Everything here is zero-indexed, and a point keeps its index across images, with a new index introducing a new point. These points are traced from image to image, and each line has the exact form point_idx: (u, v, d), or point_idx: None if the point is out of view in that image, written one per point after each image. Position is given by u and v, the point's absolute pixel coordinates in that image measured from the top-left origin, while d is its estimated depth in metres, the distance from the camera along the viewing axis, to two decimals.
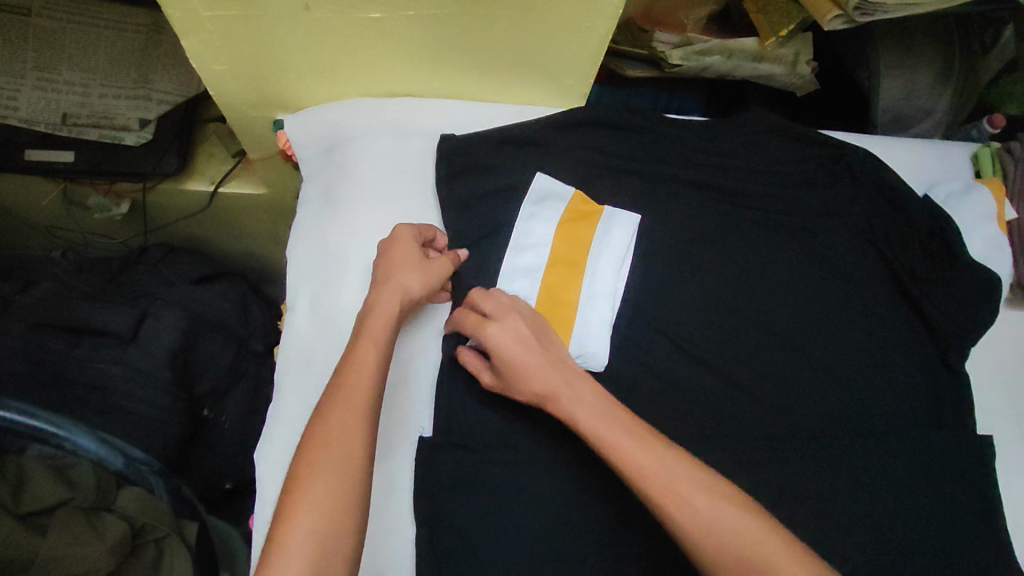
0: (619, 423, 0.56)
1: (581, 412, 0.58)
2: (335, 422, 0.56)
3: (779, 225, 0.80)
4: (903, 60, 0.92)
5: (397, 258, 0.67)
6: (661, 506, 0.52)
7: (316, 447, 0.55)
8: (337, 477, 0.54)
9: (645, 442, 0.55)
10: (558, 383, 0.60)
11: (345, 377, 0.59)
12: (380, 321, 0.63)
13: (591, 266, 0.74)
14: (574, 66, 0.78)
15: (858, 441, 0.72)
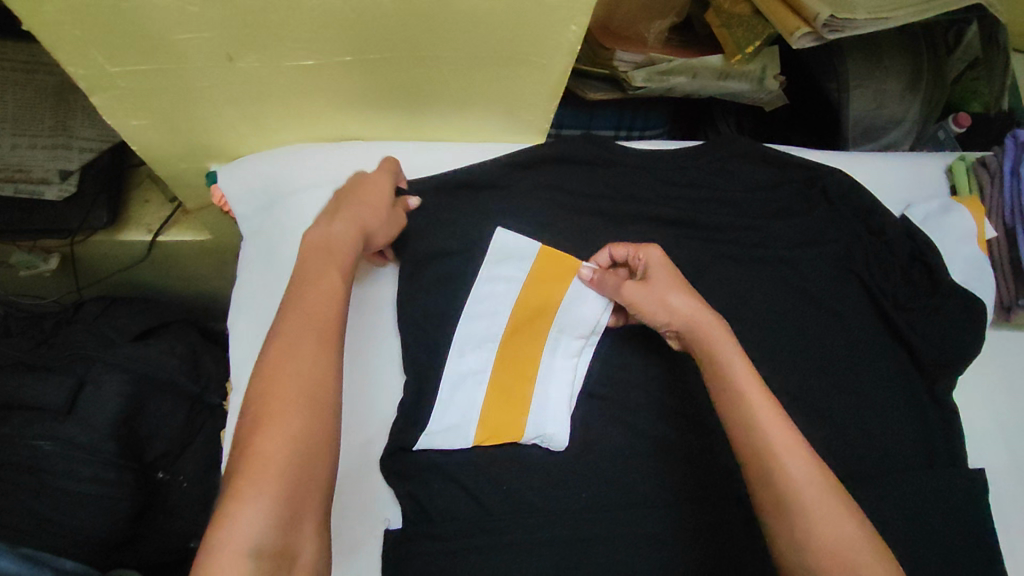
0: (761, 386, 0.56)
1: (720, 344, 0.58)
2: (296, 342, 0.51)
3: (756, 259, 0.76)
4: (871, 72, 0.88)
5: (363, 191, 0.64)
6: (781, 454, 0.52)
7: (274, 368, 0.49)
8: (305, 399, 0.49)
9: (779, 413, 0.55)
10: (703, 317, 0.60)
11: (303, 297, 0.54)
12: (342, 249, 0.59)
13: (555, 332, 0.69)
14: (531, 103, 0.72)
15: (856, 485, 0.68)
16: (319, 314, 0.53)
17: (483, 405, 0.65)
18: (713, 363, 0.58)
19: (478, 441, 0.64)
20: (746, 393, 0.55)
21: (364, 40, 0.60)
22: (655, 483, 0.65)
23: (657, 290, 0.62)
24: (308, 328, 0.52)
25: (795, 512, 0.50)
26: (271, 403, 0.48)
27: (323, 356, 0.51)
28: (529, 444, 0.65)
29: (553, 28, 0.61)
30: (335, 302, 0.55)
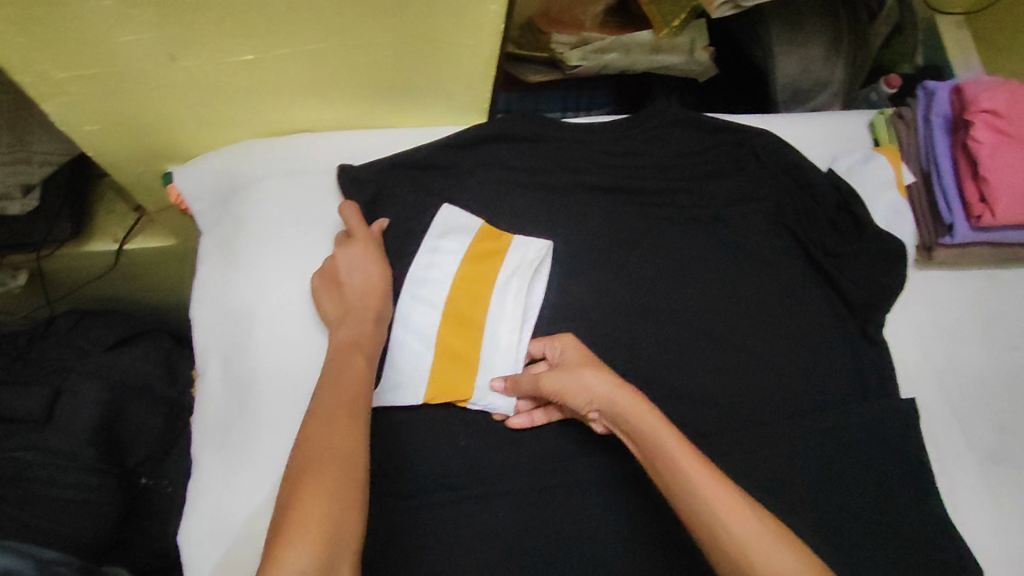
0: (692, 450, 0.55)
1: (653, 420, 0.57)
2: (319, 430, 0.53)
3: (692, 217, 0.80)
4: (794, 37, 0.93)
5: (352, 261, 0.68)
6: (720, 515, 0.51)
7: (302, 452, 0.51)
8: (340, 473, 0.49)
9: (708, 469, 0.54)
10: (629, 395, 0.60)
11: (327, 394, 0.56)
12: (356, 337, 0.63)
13: (497, 302, 0.72)
14: (466, 84, 0.75)
15: (793, 423, 0.73)
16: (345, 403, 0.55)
17: (431, 371, 0.69)
18: (650, 440, 0.56)
19: (428, 399, 0.69)
20: (673, 452, 0.55)
21: (299, 33, 0.64)
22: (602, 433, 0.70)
23: (575, 374, 0.62)
24: (329, 417, 0.54)
25: (749, 567, 0.49)
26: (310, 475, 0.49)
27: (354, 438, 0.53)
28: (476, 408, 0.69)
29: (476, 10, 0.65)
30: (359, 394, 0.57)
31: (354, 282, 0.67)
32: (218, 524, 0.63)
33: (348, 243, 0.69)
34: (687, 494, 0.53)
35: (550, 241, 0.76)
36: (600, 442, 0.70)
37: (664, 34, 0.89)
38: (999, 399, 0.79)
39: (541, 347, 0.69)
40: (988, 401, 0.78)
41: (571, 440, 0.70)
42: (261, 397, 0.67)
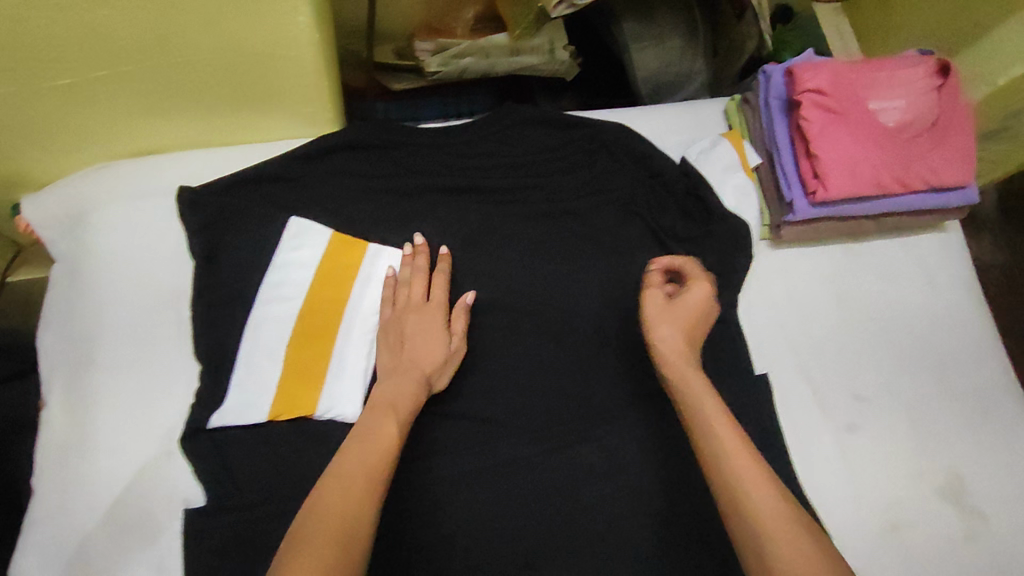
0: (733, 425, 0.56)
1: (700, 387, 0.59)
2: (357, 482, 0.52)
3: (545, 213, 0.81)
4: (649, 33, 0.95)
5: (421, 330, 0.69)
6: (750, 492, 0.51)
7: (340, 501, 0.50)
8: (338, 541, 0.47)
9: (749, 450, 0.53)
10: (688, 360, 0.61)
11: (360, 446, 0.55)
12: (403, 397, 0.63)
13: (348, 312, 0.74)
14: (304, 94, 0.75)
15: (643, 409, 0.75)
16: (370, 466, 0.53)
17: (278, 383, 0.70)
18: (695, 407, 0.58)
19: (272, 416, 0.68)
20: (709, 422, 0.56)
21: (109, 57, 0.63)
22: (451, 434, 0.72)
23: (672, 313, 0.64)
24: (364, 475, 0.53)
25: (762, 530, 0.49)
26: (315, 533, 0.47)
27: (368, 504, 0.51)
28: (323, 419, 0.70)
29: (287, 37, 0.66)
30: (384, 452, 0.55)
31: (409, 353, 0.67)
32: (53, 553, 0.63)
33: (421, 312, 0.71)
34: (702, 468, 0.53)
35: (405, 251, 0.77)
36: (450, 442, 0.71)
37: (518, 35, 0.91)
38: (851, 368, 0.83)
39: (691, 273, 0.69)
40: (838, 373, 0.83)
41: (420, 442, 0.71)
42: (97, 424, 0.67)
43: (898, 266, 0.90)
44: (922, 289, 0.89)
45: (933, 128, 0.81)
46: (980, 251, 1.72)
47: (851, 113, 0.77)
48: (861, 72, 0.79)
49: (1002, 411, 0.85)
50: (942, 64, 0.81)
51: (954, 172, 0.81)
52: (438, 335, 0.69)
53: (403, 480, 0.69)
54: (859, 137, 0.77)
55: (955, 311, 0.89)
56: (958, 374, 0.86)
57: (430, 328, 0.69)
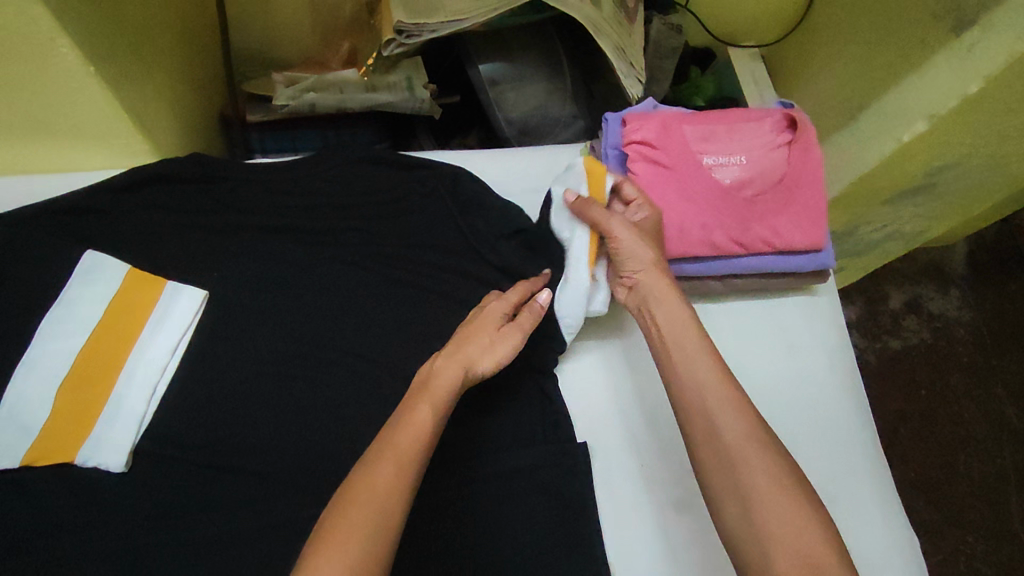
0: (766, 437, 0.58)
1: (718, 399, 0.60)
2: (383, 472, 0.53)
3: (370, 257, 0.78)
4: (508, 75, 0.93)
5: (476, 324, 0.66)
6: (773, 519, 0.54)
7: (376, 490, 0.52)
8: (375, 526, 0.50)
9: (786, 472, 0.56)
10: (709, 358, 0.63)
11: (395, 435, 0.56)
12: (440, 383, 0.61)
13: (136, 354, 0.69)
14: (109, 126, 0.72)
15: (449, 470, 0.70)
16: (405, 451, 0.55)
17: (42, 427, 0.65)
18: (728, 416, 0.59)
19: (27, 461, 0.64)
20: (716, 416, 0.59)
21: None
22: (226, 491, 0.66)
23: (664, 303, 0.67)
24: (394, 462, 0.54)
25: (764, 534, 0.54)
26: (352, 510, 0.50)
27: (396, 495, 0.52)
28: (85, 467, 0.65)
29: (62, 72, 0.63)
30: (421, 442, 0.56)
31: (468, 340, 0.64)
32: None
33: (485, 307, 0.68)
34: (776, 447, 0.58)
35: (208, 292, 0.73)
36: (224, 495, 0.66)
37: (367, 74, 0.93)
38: None
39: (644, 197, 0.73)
40: (673, 444, 0.77)
41: (191, 495, 0.65)
42: None
43: (754, 330, 0.84)
44: (782, 357, 0.83)
45: (778, 186, 0.76)
46: (944, 306, 1.62)
47: (682, 166, 0.73)
48: (694, 127, 0.77)
49: (858, 498, 0.77)
50: (790, 118, 0.78)
51: (800, 235, 0.76)
52: (499, 342, 0.65)
53: (159, 536, 0.63)
54: (685, 192, 0.73)
55: (818, 383, 0.83)
56: (811, 453, 0.79)
57: (488, 324, 0.66)
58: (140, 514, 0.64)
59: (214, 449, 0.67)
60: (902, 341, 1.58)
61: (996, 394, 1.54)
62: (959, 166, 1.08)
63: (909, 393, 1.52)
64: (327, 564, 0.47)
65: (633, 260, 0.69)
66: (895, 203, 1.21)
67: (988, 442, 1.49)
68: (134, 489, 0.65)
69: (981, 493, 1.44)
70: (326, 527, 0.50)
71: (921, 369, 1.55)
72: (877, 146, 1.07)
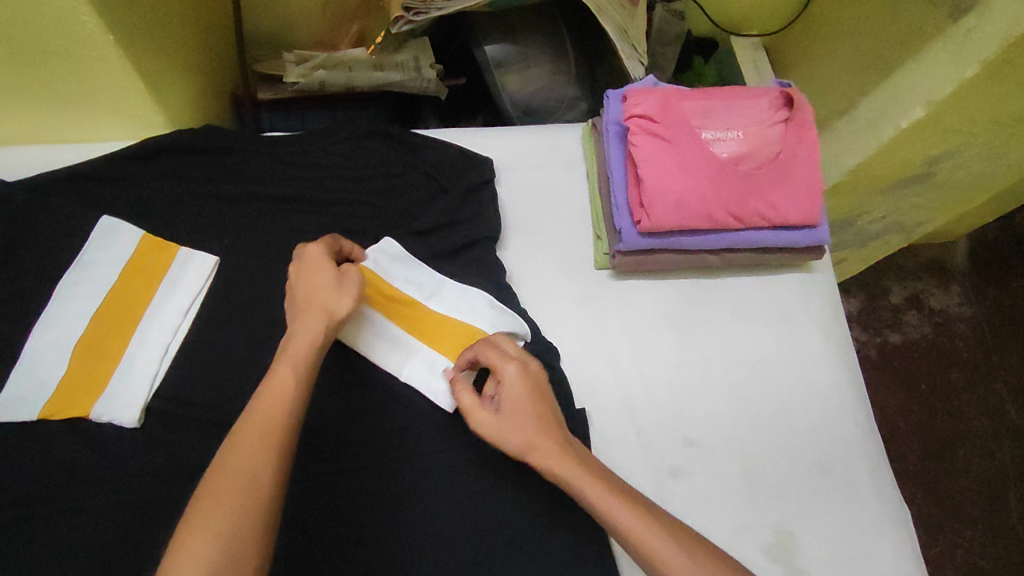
0: (617, 491, 0.57)
1: (573, 472, 0.57)
2: (249, 444, 0.49)
3: (375, 227, 0.79)
4: (513, 56, 0.95)
5: (310, 280, 0.60)
6: (643, 541, 0.54)
7: (244, 474, 0.48)
8: (242, 500, 0.47)
9: (645, 512, 0.55)
10: (570, 461, 0.58)
11: (259, 411, 0.52)
12: (297, 346, 0.56)
13: (148, 316, 0.72)
14: (126, 96, 0.74)
15: (449, 435, 0.70)
16: (269, 421, 0.51)
17: (58, 382, 0.67)
18: (585, 490, 0.57)
19: (44, 415, 0.65)
20: (577, 481, 0.57)
21: None
22: None
23: (558, 454, 0.58)
24: (262, 431, 0.50)
25: (654, 559, 0.53)
26: (225, 481, 0.47)
27: (266, 462, 0.49)
28: (98, 423, 0.66)
29: (81, 42, 0.66)
30: (287, 406, 0.52)
31: (312, 295, 0.59)
32: None
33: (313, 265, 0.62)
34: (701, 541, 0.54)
35: (219, 258, 0.75)
36: None
37: (375, 53, 0.95)
38: (683, 408, 0.79)
39: (513, 351, 0.64)
40: (668, 412, 0.78)
41: (202, 450, 0.67)
42: None
43: (752, 306, 0.86)
44: (778, 331, 0.85)
45: (775, 160, 0.78)
46: (945, 302, 1.63)
47: (681, 139, 0.75)
48: (694, 104, 0.79)
49: (848, 470, 0.78)
50: (787, 96, 0.80)
51: (797, 208, 0.77)
52: (346, 277, 0.61)
53: (171, 490, 0.64)
54: (685, 166, 0.75)
55: (812, 358, 0.84)
56: (802, 424, 0.80)
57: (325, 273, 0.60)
58: (150, 469, 0.65)
59: (224, 409, 0.68)
60: (903, 334, 1.59)
61: (997, 390, 1.55)
62: (957, 153, 1.10)
63: (909, 386, 1.54)
64: (199, 525, 0.45)
65: (508, 434, 0.59)
66: (894, 191, 1.23)
67: (987, 435, 1.50)
68: (145, 444, 0.66)
69: (981, 487, 1.45)
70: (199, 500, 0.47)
71: (922, 364, 1.57)
72: (877, 133, 1.08)
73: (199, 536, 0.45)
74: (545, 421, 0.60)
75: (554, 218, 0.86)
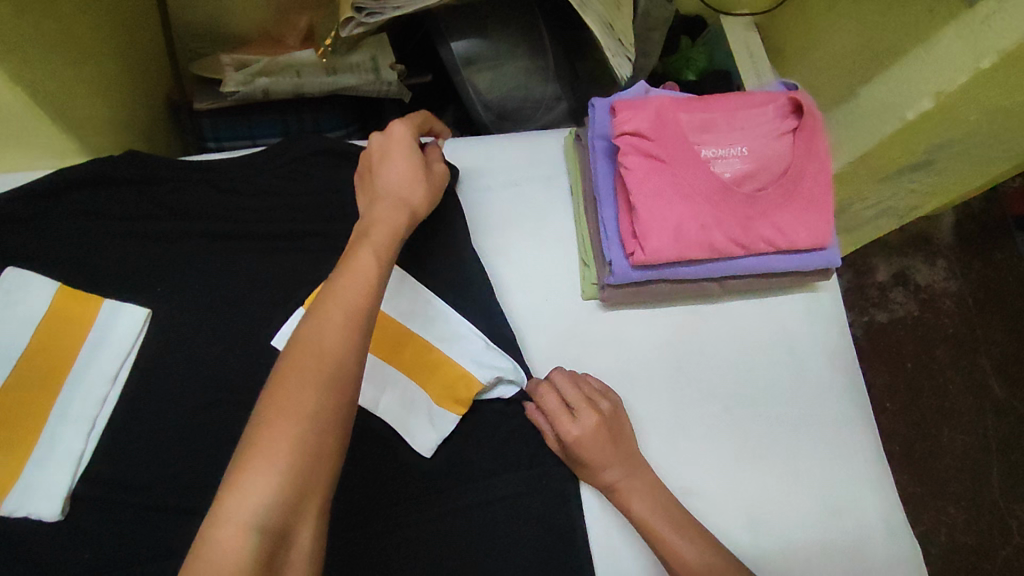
0: (686, 530, 0.61)
1: (645, 511, 0.62)
2: (335, 317, 0.47)
3: (332, 262, 0.70)
4: (484, 53, 0.85)
5: (397, 172, 0.60)
6: None
7: (327, 353, 0.45)
8: (328, 373, 0.44)
9: (714, 560, 0.59)
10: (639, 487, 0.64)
11: (340, 284, 0.49)
12: (378, 229, 0.55)
13: (70, 386, 0.62)
14: (24, 124, 0.63)
15: (427, 504, 0.64)
16: (356, 295, 0.48)
17: None
18: (654, 528, 0.61)
19: None
20: (647, 516, 0.62)
21: None
22: (178, 533, 0.59)
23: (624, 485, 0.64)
24: (343, 308, 0.47)
25: None
26: (307, 352, 0.45)
27: (350, 340, 0.46)
28: (14, 517, 0.57)
29: None
30: (371, 288, 0.49)
31: (396, 186, 0.59)
32: None
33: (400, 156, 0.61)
34: None
35: (151, 310, 0.65)
36: (174, 540, 0.58)
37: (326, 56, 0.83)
38: (680, 453, 0.72)
39: (574, 396, 0.66)
40: (664, 457, 0.72)
41: (140, 542, 0.58)
42: None
43: (753, 335, 0.78)
44: (782, 360, 0.78)
45: (782, 179, 0.70)
46: (930, 277, 1.54)
47: (679, 160, 0.66)
48: (693, 116, 0.70)
49: (859, 512, 0.72)
50: (795, 103, 0.72)
51: (805, 232, 0.69)
52: (431, 185, 0.62)
53: None
54: (684, 190, 0.66)
55: (818, 389, 0.77)
56: (813, 464, 0.74)
57: (425, 174, 0.62)
58: (82, 564, 0.57)
59: (166, 488, 0.60)
60: (890, 313, 1.50)
61: (978, 363, 1.48)
62: (962, 142, 1.02)
63: (894, 366, 1.46)
64: (285, 394, 0.43)
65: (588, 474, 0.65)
66: (893, 180, 1.15)
67: (971, 412, 1.44)
68: (75, 536, 0.58)
69: (965, 466, 1.40)
70: (282, 370, 0.44)
71: (904, 342, 1.49)
72: (879, 126, 1.00)
73: (283, 406, 0.42)
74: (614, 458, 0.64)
75: (535, 241, 0.77)
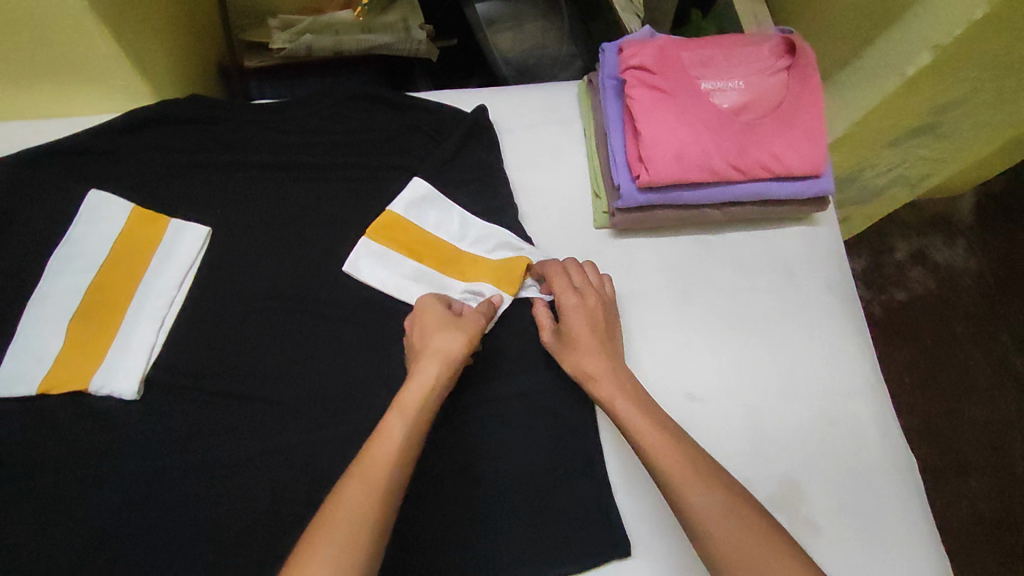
0: (675, 444, 0.59)
1: (638, 420, 0.62)
2: (395, 420, 0.55)
3: (368, 193, 0.78)
4: (503, 13, 0.96)
5: (430, 325, 0.62)
6: (681, 490, 0.56)
7: (390, 443, 0.53)
8: (390, 458, 0.52)
9: (694, 469, 0.57)
10: (632, 403, 0.64)
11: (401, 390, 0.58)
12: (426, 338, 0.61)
13: (143, 290, 0.71)
14: (107, 68, 0.73)
15: (452, 402, 0.71)
16: (417, 398, 0.56)
17: (55, 358, 0.67)
18: (648, 441, 0.60)
19: (42, 391, 0.65)
20: (640, 431, 0.61)
21: None
22: (234, 417, 0.67)
23: (609, 386, 0.65)
24: (405, 408, 0.56)
25: (701, 530, 0.54)
26: (377, 439, 0.53)
27: (414, 433, 0.55)
28: (98, 396, 0.66)
29: (56, 12, 0.63)
30: (430, 393, 0.57)
31: (433, 338, 0.60)
32: None
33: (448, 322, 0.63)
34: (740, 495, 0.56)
35: (210, 229, 0.74)
36: (230, 423, 0.67)
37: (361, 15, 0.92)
38: (683, 369, 0.78)
39: (582, 281, 0.71)
40: (671, 372, 0.78)
41: (201, 424, 0.66)
42: None
43: (754, 260, 0.84)
44: (782, 284, 0.84)
45: (777, 111, 0.76)
46: (949, 257, 1.55)
47: (678, 90, 0.73)
48: (692, 55, 0.77)
49: (853, 421, 0.78)
50: (790, 44, 0.78)
51: (800, 157, 0.75)
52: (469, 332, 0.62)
53: (173, 458, 0.65)
54: (683, 117, 0.73)
55: (815, 312, 0.83)
56: (809, 379, 0.79)
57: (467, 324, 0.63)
58: (153, 439, 0.65)
59: (223, 379, 0.68)
60: (908, 292, 1.52)
61: (1000, 340, 1.48)
62: (964, 101, 1.06)
63: (913, 343, 1.47)
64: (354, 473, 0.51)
65: (573, 364, 0.68)
66: (899, 144, 1.19)
67: (993, 386, 1.44)
68: (146, 415, 0.66)
69: (983, 434, 1.40)
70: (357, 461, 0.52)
71: (923, 317, 1.50)
72: (881, 85, 1.04)
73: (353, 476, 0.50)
74: (603, 346, 0.68)
75: (552, 179, 0.84)
